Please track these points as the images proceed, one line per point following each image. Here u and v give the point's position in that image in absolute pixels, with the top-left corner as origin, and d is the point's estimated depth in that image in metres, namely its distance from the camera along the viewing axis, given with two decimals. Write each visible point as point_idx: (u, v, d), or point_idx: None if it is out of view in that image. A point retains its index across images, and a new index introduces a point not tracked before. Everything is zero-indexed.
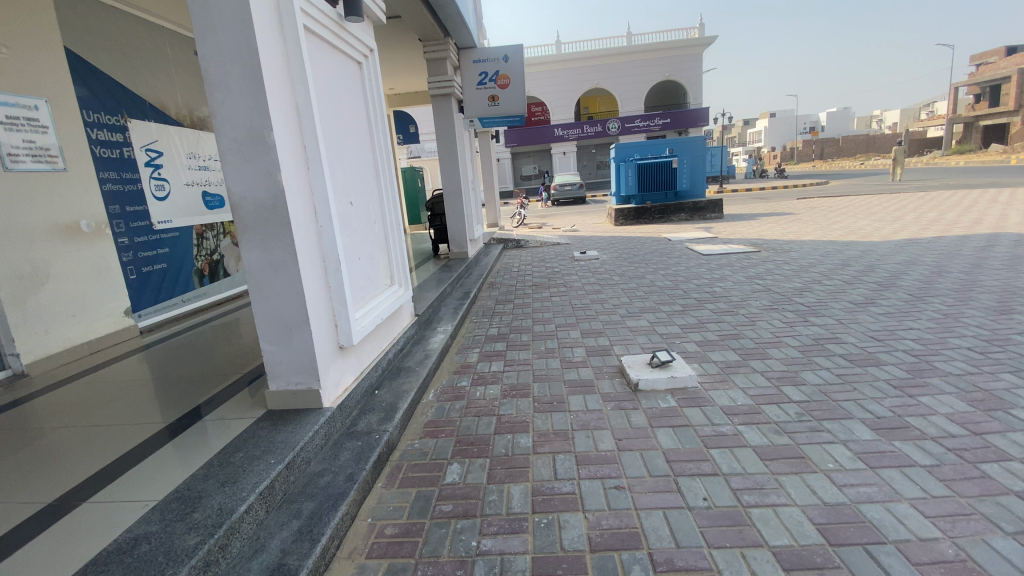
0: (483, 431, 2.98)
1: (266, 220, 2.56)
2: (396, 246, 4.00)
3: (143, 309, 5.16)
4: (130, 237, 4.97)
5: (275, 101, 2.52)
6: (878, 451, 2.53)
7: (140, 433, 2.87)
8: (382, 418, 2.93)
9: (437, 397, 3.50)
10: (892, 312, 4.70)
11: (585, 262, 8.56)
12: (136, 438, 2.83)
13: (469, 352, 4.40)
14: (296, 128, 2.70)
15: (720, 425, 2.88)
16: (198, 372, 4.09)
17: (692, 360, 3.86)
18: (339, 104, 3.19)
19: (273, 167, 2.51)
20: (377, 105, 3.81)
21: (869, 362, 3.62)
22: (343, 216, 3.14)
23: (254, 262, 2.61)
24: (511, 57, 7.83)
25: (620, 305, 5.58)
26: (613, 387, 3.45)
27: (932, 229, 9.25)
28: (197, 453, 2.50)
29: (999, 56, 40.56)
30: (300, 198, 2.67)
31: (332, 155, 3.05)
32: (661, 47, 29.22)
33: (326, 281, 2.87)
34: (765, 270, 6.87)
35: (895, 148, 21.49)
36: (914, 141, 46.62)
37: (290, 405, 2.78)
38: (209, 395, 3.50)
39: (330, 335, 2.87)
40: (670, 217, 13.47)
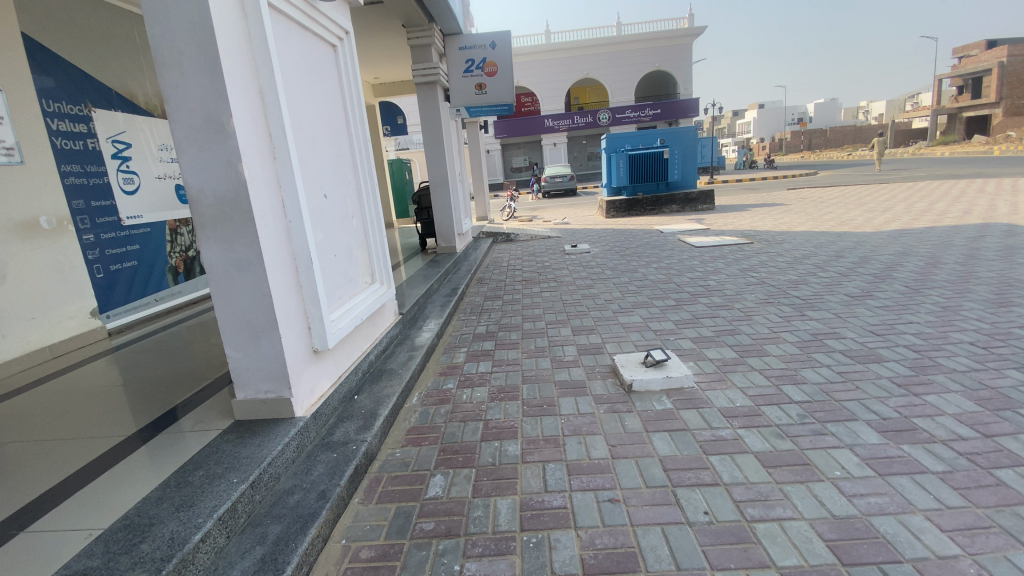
0: (468, 438, 2.79)
1: (227, 215, 2.35)
2: (377, 242, 3.80)
3: (112, 309, 4.90)
4: (97, 234, 4.69)
5: (234, 84, 2.29)
6: (886, 457, 2.40)
7: (98, 447, 2.66)
8: (361, 426, 2.74)
9: (421, 401, 3.31)
10: (890, 305, 4.58)
11: (576, 255, 8.38)
12: (94, 451, 2.62)
13: (456, 351, 4.20)
14: (261, 116, 2.48)
15: (719, 428, 2.72)
16: (167, 376, 3.86)
17: (688, 358, 3.71)
18: (310, 90, 2.96)
19: (233, 157, 2.29)
20: (354, 92, 3.59)
21: (870, 358, 3.49)
22: (317, 210, 2.93)
23: (216, 261, 2.40)
24: (498, 43, 7.58)
25: (612, 300, 5.41)
26: (606, 389, 3.28)
27: (924, 219, 9.18)
28: (155, 470, 2.31)
29: (983, 47, 40.83)
30: (266, 191, 2.46)
31: (303, 145, 2.83)
32: (650, 37, 28.95)
33: (297, 281, 2.66)
34: (759, 263, 6.73)
35: (880, 139, 21.58)
36: (901, 131, 46.84)
37: (259, 415, 2.58)
38: (179, 400, 3.29)
39: (303, 338, 2.67)
40: (662, 209, 13.38)
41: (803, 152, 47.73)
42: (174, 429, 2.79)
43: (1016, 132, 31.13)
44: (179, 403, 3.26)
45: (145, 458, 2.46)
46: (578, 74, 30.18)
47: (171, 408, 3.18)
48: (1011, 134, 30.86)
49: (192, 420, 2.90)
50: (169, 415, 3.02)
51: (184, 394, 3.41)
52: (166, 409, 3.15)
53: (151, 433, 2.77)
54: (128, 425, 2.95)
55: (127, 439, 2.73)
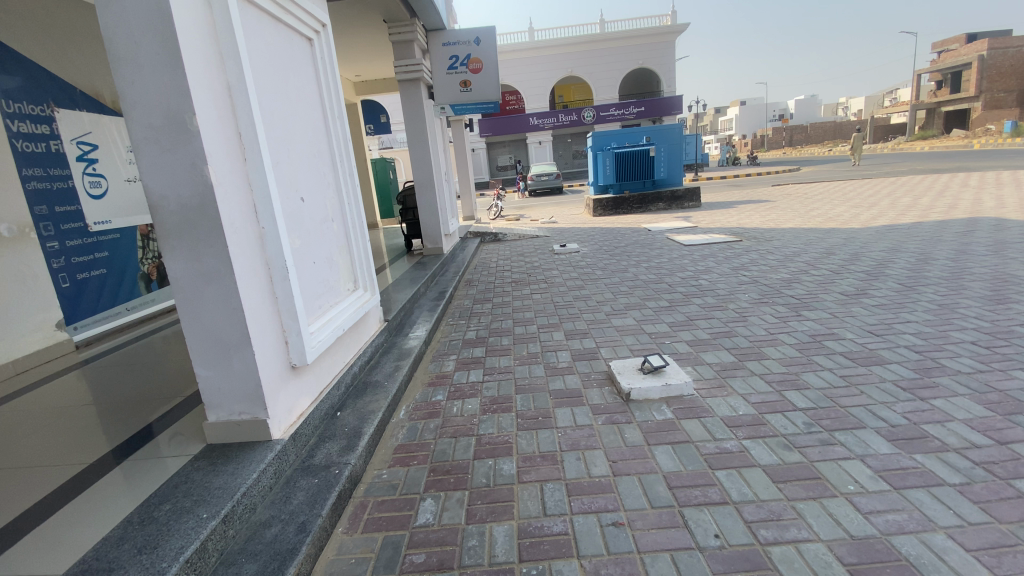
0: (461, 457, 2.62)
1: (193, 222, 2.15)
2: (359, 246, 3.62)
3: (80, 320, 4.61)
4: (61, 241, 4.39)
5: (198, 79, 2.09)
6: (900, 469, 2.30)
7: (59, 477, 2.43)
8: (344, 447, 2.56)
9: (408, 415, 3.13)
10: (886, 304, 4.51)
11: (565, 255, 8.24)
12: (54, 481, 2.39)
13: (445, 359, 4.03)
14: (229, 113, 2.28)
15: (723, 440, 2.59)
16: (137, 391, 3.61)
17: (685, 362, 3.58)
18: (283, 87, 2.76)
19: (198, 158, 2.09)
20: (332, 87, 3.40)
21: (873, 360, 3.40)
22: (293, 215, 2.74)
23: (181, 273, 2.20)
24: (483, 39, 7.39)
25: (604, 302, 5.26)
26: (603, 398, 3.13)
27: (910, 215, 9.22)
28: (115, 506, 2.09)
29: (958, 44, 41.63)
30: (236, 196, 2.26)
31: (277, 144, 2.64)
32: (634, 34, 28.92)
33: (272, 292, 2.47)
34: (750, 261, 6.65)
35: (858, 135, 21.88)
36: (880, 127, 47.60)
37: (233, 439, 2.39)
38: (152, 418, 3.07)
39: (279, 354, 2.48)
40: (649, 207, 13.30)
41: (785, 148, 48.16)
42: (144, 453, 2.57)
43: (992, 127, 31.80)
44: (152, 421, 3.04)
45: (107, 490, 2.24)
46: (562, 71, 30.05)
47: (143, 427, 2.95)
48: (987, 129, 31.47)
49: (163, 441, 2.68)
50: (140, 437, 2.79)
51: (157, 411, 3.18)
52: (138, 428, 2.93)
53: (117, 459, 2.54)
54: (94, 449, 2.72)
55: (93, 466, 2.51)
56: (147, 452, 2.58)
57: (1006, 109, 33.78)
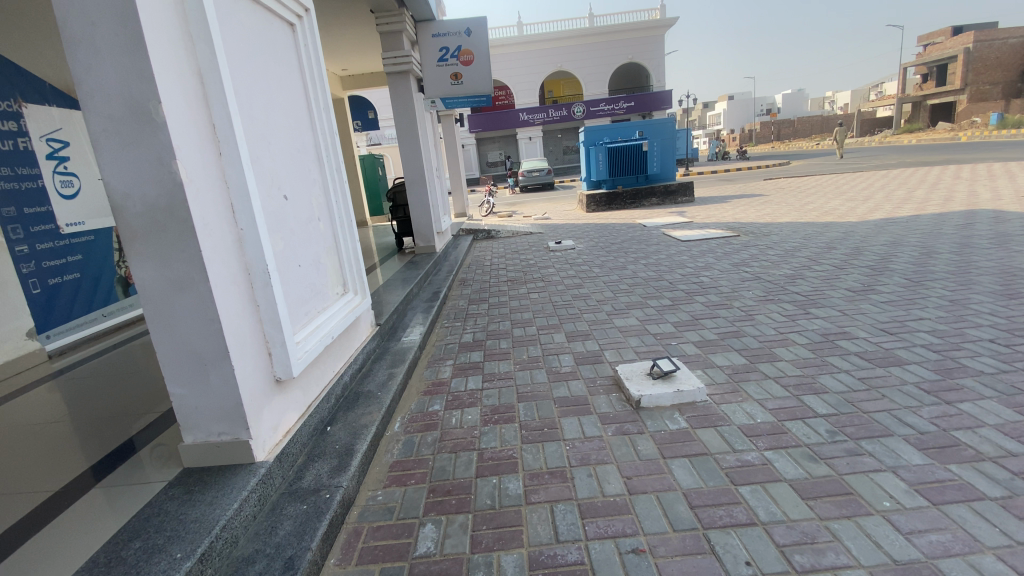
0: (462, 475, 2.43)
1: (161, 224, 1.92)
2: (348, 246, 3.40)
3: (54, 328, 4.30)
4: (31, 245, 4.05)
5: (164, 63, 1.86)
6: (936, 482, 2.15)
7: (29, 502, 2.21)
8: (334, 468, 2.35)
9: (404, 428, 2.93)
10: (895, 300, 4.37)
11: (560, 252, 8.05)
12: (23, 508, 2.17)
13: (441, 365, 3.82)
14: (201, 102, 2.05)
15: (743, 452, 2.43)
16: (111, 405, 3.35)
17: (694, 365, 3.41)
18: (263, 75, 2.54)
19: (164, 152, 1.86)
20: (317, 78, 3.18)
21: (890, 361, 3.25)
22: (275, 215, 2.52)
23: (150, 281, 1.98)
24: (474, 30, 7.16)
25: (604, 301, 5.08)
26: (611, 405, 2.95)
27: (907, 207, 9.13)
28: (88, 537, 1.88)
29: (943, 38, 41.94)
30: (210, 194, 2.04)
31: (256, 138, 2.41)
32: (623, 29, 28.73)
33: (252, 300, 2.25)
34: (750, 256, 6.51)
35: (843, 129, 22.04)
36: (866, 120, 47.92)
37: (215, 461, 2.17)
38: (128, 433, 2.83)
39: (262, 367, 2.26)
40: (642, 203, 13.17)
41: (774, 142, 48.37)
42: (123, 472, 2.36)
43: (976, 120, 32.14)
44: (126, 438, 2.79)
45: (80, 517, 2.03)
46: (552, 66, 29.80)
47: (123, 442, 2.74)
48: (972, 121, 31.79)
49: (144, 458, 2.47)
50: (111, 458, 2.55)
51: (130, 428, 2.92)
52: (118, 444, 2.71)
53: (94, 479, 2.33)
54: (70, 469, 2.50)
55: (67, 488, 2.30)
56: (125, 470, 2.37)
57: (990, 102, 34.16)
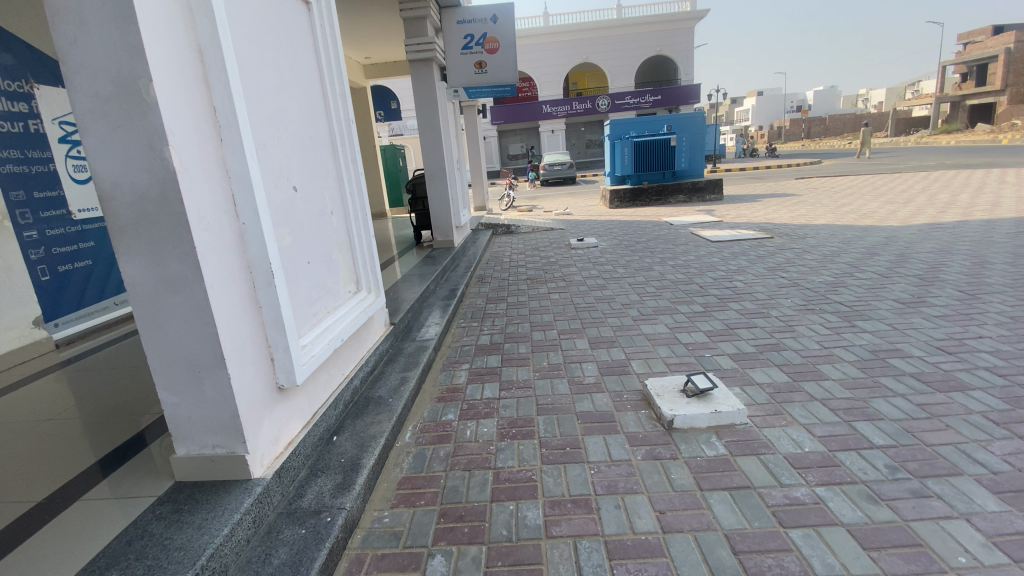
0: (475, 498, 2.22)
1: (151, 218, 1.74)
2: (361, 241, 3.20)
3: (62, 316, 4.20)
4: (41, 230, 3.95)
5: (157, 36, 1.66)
6: (1018, 535, 1.86)
7: (27, 501, 2.09)
8: (338, 486, 2.16)
9: (415, 438, 2.73)
10: (950, 315, 4.01)
11: (583, 250, 7.77)
12: (20, 507, 2.05)
13: (457, 369, 3.61)
14: (200, 82, 1.86)
15: (791, 487, 2.17)
16: (110, 400, 3.18)
17: (731, 380, 3.14)
18: (273, 53, 2.33)
19: (156, 135, 1.66)
20: (333, 61, 2.98)
21: (951, 386, 2.93)
22: (283, 209, 2.32)
23: (139, 279, 1.81)
24: (500, 17, 6.90)
25: (629, 305, 4.81)
26: (640, 425, 2.70)
27: (951, 212, 8.61)
28: (72, 554, 1.72)
29: (984, 36, 40.21)
30: (208, 184, 1.84)
31: (262, 123, 2.21)
32: (652, 20, 28.04)
33: (254, 301, 2.06)
34: (786, 261, 6.15)
35: (869, 129, 21.42)
36: (902, 120, 46.16)
37: (207, 475, 2.00)
38: (117, 433, 2.65)
39: (263, 375, 2.08)
40: (668, 200, 12.76)
41: (804, 140, 46.99)
42: (129, 470, 2.23)
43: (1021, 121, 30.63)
44: (114, 438, 2.60)
45: (80, 518, 1.91)
46: (577, 58, 29.24)
47: (134, 434, 2.62)
48: (1016, 124, 30.37)
49: (149, 456, 2.33)
50: (93, 463, 2.35)
51: (119, 427, 2.74)
52: (128, 436, 2.59)
53: (98, 478, 2.19)
54: (76, 463, 2.38)
55: (69, 487, 2.17)
56: (132, 468, 2.24)
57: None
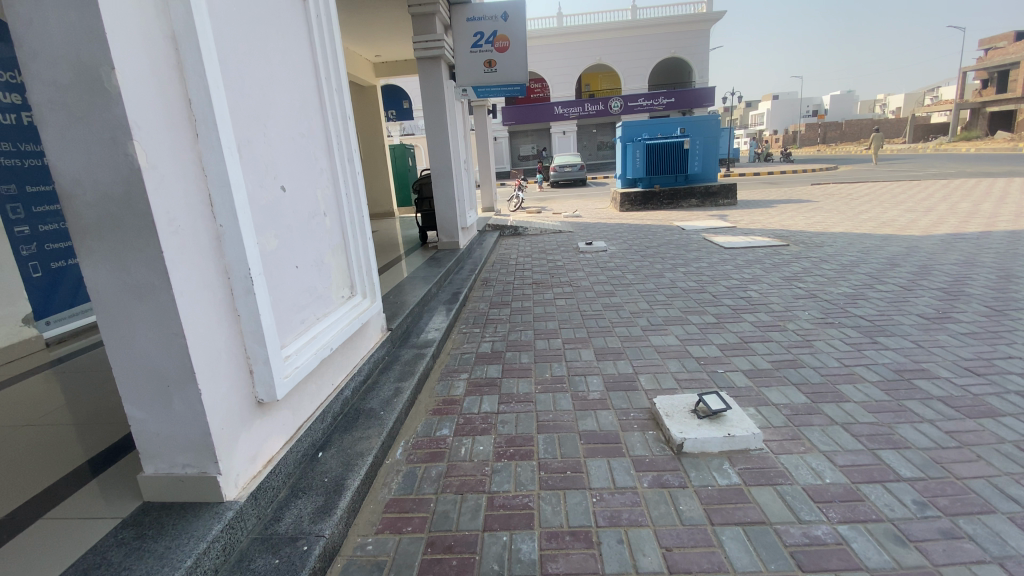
0: (466, 526, 2.05)
1: (116, 219, 1.62)
2: (357, 244, 3.06)
3: (54, 313, 4.12)
4: (33, 225, 3.85)
5: (123, 20, 1.55)
6: None
7: None
8: (318, 510, 2.01)
9: (407, 455, 2.57)
10: (978, 332, 3.76)
11: (591, 254, 7.58)
12: None
13: (455, 379, 3.45)
14: (174, 72, 1.74)
15: (811, 524, 1.98)
16: (90, 402, 3.05)
17: (745, 400, 2.95)
18: (261, 43, 2.20)
19: (119, 128, 1.55)
20: (331, 55, 2.86)
21: (982, 411, 2.70)
22: (269, 210, 2.18)
23: (104, 285, 1.69)
24: (511, 15, 6.73)
25: (638, 314, 4.62)
26: (647, 447, 2.52)
27: (974, 222, 8.29)
28: None
29: (1006, 42, 39.35)
30: (180, 182, 1.72)
31: (247, 117, 2.08)
32: (667, 22, 27.76)
33: (232, 308, 1.93)
34: (802, 270, 5.91)
35: (885, 135, 21.05)
36: (920, 126, 45.31)
37: (176, 496, 1.86)
38: (89, 441, 2.50)
39: (239, 388, 1.94)
40: (680, 203, 12.51)
41: (820, 145, 46.35)
42: (93, 485, 2.09)
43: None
44: (84, 446, 2.46)
45: (41, 539, 1.77)
46: (590, 59, 29.02)
47: (112, 439, 2.49)
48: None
49: (117, 469, 2.18)
50: (57, 475, 2.20)
51: (93, 433, 2.59)
52: (104, 442, 2.46)
53: (62, 493, 2.05)
54: (57, 468, 2.27)
55: (31, 501, 2.03)
56: (103, 481, 2.10)
57: None
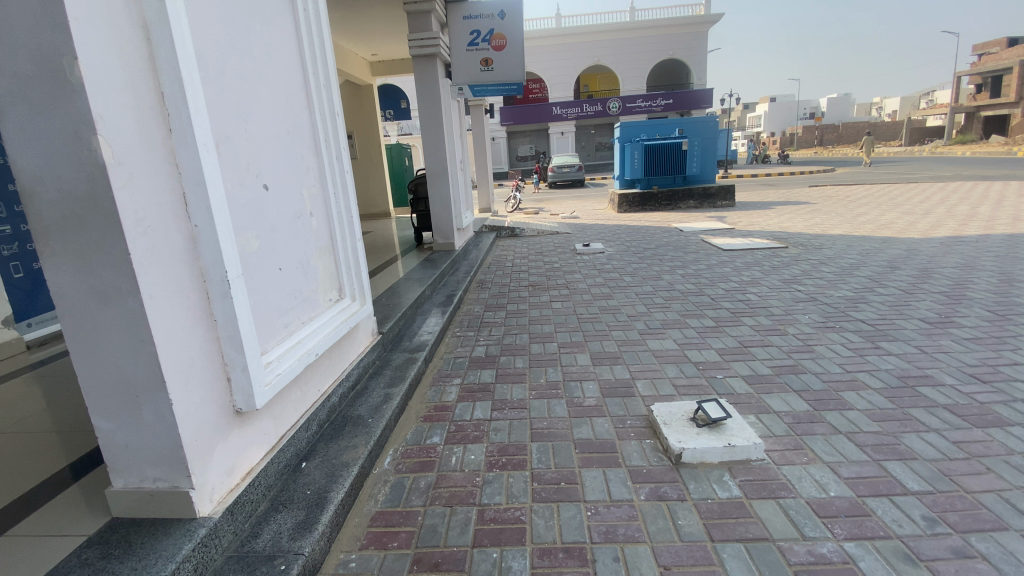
0: (455, 542, 1.95)
1: (80, 219, 1.53)
2: (345, 245, 2.96)
3: (36, 315, 4.01)
4: (14, 225, 3.74)
5: (88, 6, 1.45)
6: None
7: None
8: (298, 526, 1.91)
9: (395, 465, 2.47)
10: (982, 337, 3.68)
11: (589, 256, 7.49)
12: None
13: (447, 384, 3.35)
14: (146, 63, 1.64)
15: (815, 540, 1.90)
16: (62, 407, 2.92)
17: (745, 407, 2.86)
18: (243, 35, 2.10)
19: (82, 122, 1.45)
20: (319, 50, 2.77)
21: (990, 421, 2.62)
22: (250, 209, 2.09)
23: (69, 289, 1.60)
24: (508, 13, 6.63)
25: (636, 317, 4.53)
26: (644, 458, 2.42)
27: (974, 225, 8.23)
28: None
29: (1003, 45, 39.46)
30: (150, 180, 1.62)
31: (227, 113, 1.98)
32: (665, 23, 27.73)
33: (208, 313, 1.83)
34: (802, 273, 5.83)
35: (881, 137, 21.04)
36: (917, 129, 45.39)
37: (148, 512, 1.77)
38: (57, 451, 2.38)
39: (215, 397, 1.84)
40: (677, 205, 12.44)
41: (817, 148, 46.40)
42: (60, 500, 1.98)
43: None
44: (52, 456, 2.34)
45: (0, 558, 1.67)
46: (588, 60, 28.97)
47: (82, 449, 2.37)
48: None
49: (85, 483, 2.07)
50: (21, 489, 2.09)
51: (63, 441, 2.47)
52: (74, 452, 2.34)
53: (26, 508, 1.94)
54: (25, 480, 2.15)
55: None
56: (70, 496, 2.00)
57: None
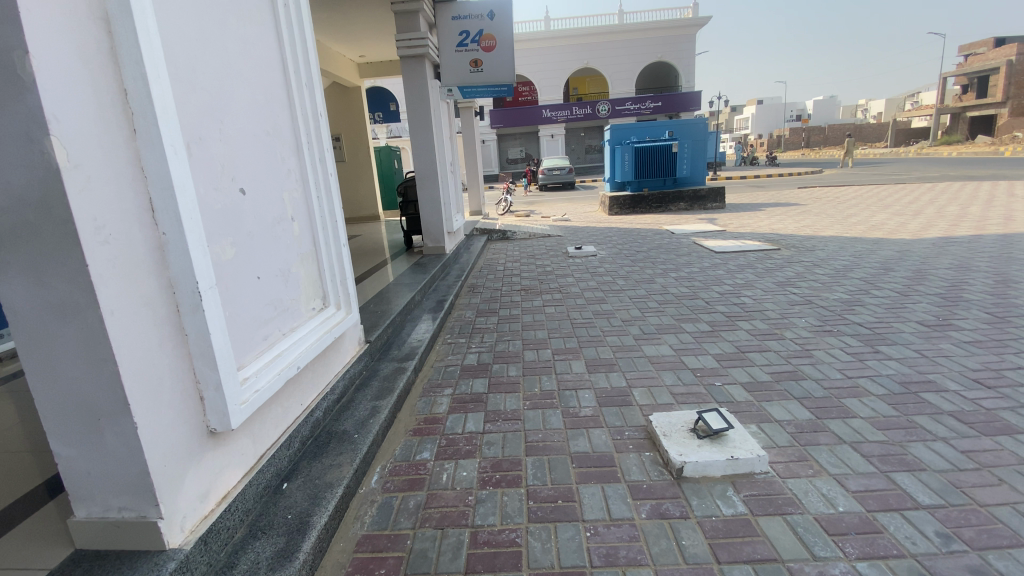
0: (446, 568, 1.84)
1: (33, 228, 1.39)
2: (329, 251, 2.83)
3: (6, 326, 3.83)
4: None
5: None
6: None
7: None
8: (278, 554, 1.78)
9: (383, 484, 2.35)
10: (982, 340, 3.63)
11: (581, 259, 7.40)
12: None
13: (438, 395, 3.23)
14: (107, 59, 1.51)
15: (827, 561, 1.80)
16: (25, 424, 2.74)
17: (747, 416, 2.77)
18: (216, 29, 1.97)
19: (33, 122, 1.32)
20: (300, 47, 2.64)
21: (997, 428, 2.55)
22: (225, 215, 1.96)
23: (23, 304, 1.46)
24: (497, 13, 6.54)
25: (630, 322, 4.43)
26: (644, 472, 2.32)
27: (963, 225, 8.26)
28: None
29: (986, 48, 40.11)
30: (111, 185, 1.49)
31: (199, 112, 1.85)
32: (654, 26, 27.83)
33: (178, 328, 1.70)
34: (796, 275, 5.78)
35: (867, 139, 21.34)
36: (902, 130, 45.98)
37: (114, 543, 1.63)
38: (15, 475, 2.20)
39: (187, 418, 1.71)
40: (668, 207, 12.41)
41: (804, 150, 46.86)
42: (16, 532, 1.82)
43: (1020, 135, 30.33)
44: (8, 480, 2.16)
45: None
46: (578, 62, 29.00)
47: (43, 473, 2.21)
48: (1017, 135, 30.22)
49: (45, 513, 1.91)
50: None
51: (21, 464, 2.29)
52: (33, 476, 2.17)
53: None
54: None
55: None
56: (27, 528, 1.84)
57: None
